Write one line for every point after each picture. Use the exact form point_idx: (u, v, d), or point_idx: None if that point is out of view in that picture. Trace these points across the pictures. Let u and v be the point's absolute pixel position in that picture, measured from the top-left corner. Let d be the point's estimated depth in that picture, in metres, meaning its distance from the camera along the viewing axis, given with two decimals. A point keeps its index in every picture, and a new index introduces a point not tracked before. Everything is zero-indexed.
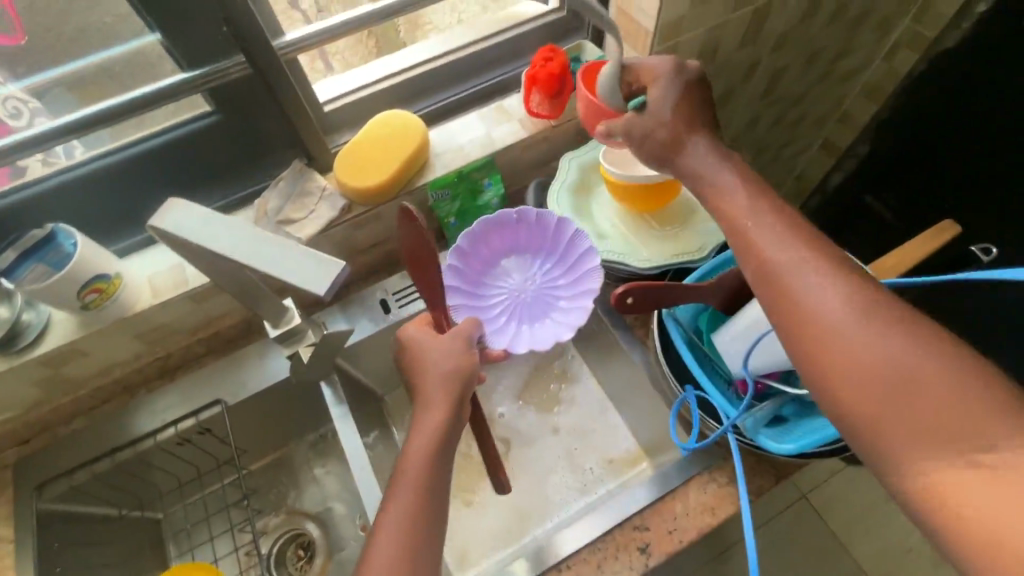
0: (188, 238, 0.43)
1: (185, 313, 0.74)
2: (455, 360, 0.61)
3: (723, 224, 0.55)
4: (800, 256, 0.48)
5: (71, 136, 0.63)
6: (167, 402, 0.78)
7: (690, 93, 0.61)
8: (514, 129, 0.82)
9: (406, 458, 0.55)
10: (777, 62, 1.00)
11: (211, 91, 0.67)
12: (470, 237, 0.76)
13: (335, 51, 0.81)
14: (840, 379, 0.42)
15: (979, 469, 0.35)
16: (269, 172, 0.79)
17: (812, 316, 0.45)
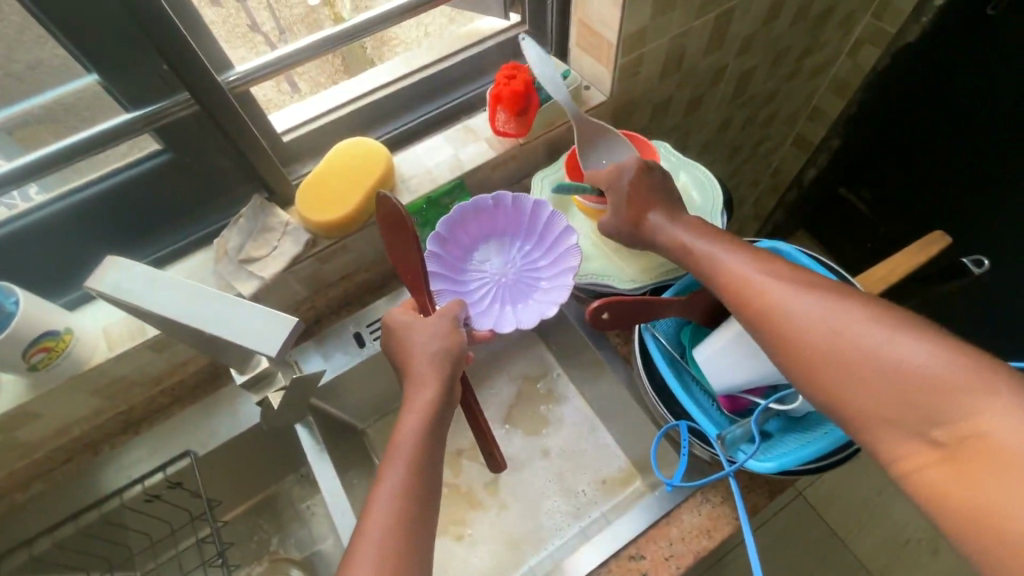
0: (125, 298, 0.42)
1: (146, 363, 0.70)
2: (442, 338, 0.60)
3: (693, 261, 0.58)
4: (769, 277, 0.51)
5: (6, 188, 0.58)
6: (134, 457, 0.74)
7: (637, 177, 0.64)
8: (482, 150, 0.80)
9: (397, 439, 0.53)
10: (744, 65, 1.00)
11: (159, 130, 0.64)
12: (448, 223, 0.71)
13: (300, 72, 0.77)
14: (821, 384, 0.44)
15: (936, 450, 0.38)
16: (229, 208, 0.75)
17: (784, 328, 0.47)
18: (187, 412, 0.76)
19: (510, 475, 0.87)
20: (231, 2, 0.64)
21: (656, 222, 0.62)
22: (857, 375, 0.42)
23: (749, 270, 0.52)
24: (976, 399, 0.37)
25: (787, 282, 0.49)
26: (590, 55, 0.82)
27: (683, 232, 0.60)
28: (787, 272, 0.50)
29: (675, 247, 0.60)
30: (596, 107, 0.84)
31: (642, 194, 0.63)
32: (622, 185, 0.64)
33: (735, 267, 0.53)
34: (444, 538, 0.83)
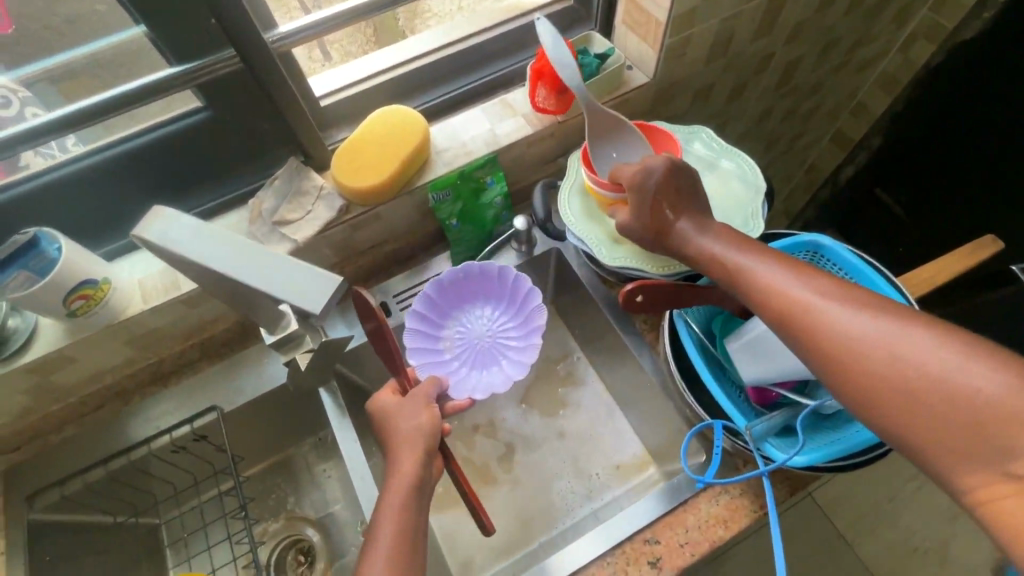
0: (178, 250, 0.42)
1: (178, 317, 0.71)
2: (421, 416, 0.61)
3: (727, 270, 0.56)
4: (812, 292, 0.49)
5: (57, 134, 0.59)
6: (161, 409, 0.75)
7: (666, 179, 0.60)
8: (519, 125, 0.79)
9: (381, 514, 0.54)
10: (791, 53, 0.97)
11: (200, 87, 0.64)
12: (424, 300, 0.76)
13: (334, 40, 0.78)
14: (879, 409, 0.43)
15: (1013, 481, 0.37)
16: (265, 169, 0.75)
17: (839, 349, 0.45)
18: (215, 368, 0.78)
19: (525, 453, 0.88)
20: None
21: (683, 232, 0.60)
22: (922, 403, 0.41)
23: (793, 285, 0.50)
24: None
25: (833, 299, 0.47)
26: (635, 33, 0.80)
27: (715, 241, 0.58)
28: (829, 287, 0.49)
29: (705, 256, 0.58)
30: (638, 88, 0.82)
31: (667, 202, 0.61)
32: (647, 193, 0.60)
33: (775, 280, 0.51)
34: (455, 511, 0.84)
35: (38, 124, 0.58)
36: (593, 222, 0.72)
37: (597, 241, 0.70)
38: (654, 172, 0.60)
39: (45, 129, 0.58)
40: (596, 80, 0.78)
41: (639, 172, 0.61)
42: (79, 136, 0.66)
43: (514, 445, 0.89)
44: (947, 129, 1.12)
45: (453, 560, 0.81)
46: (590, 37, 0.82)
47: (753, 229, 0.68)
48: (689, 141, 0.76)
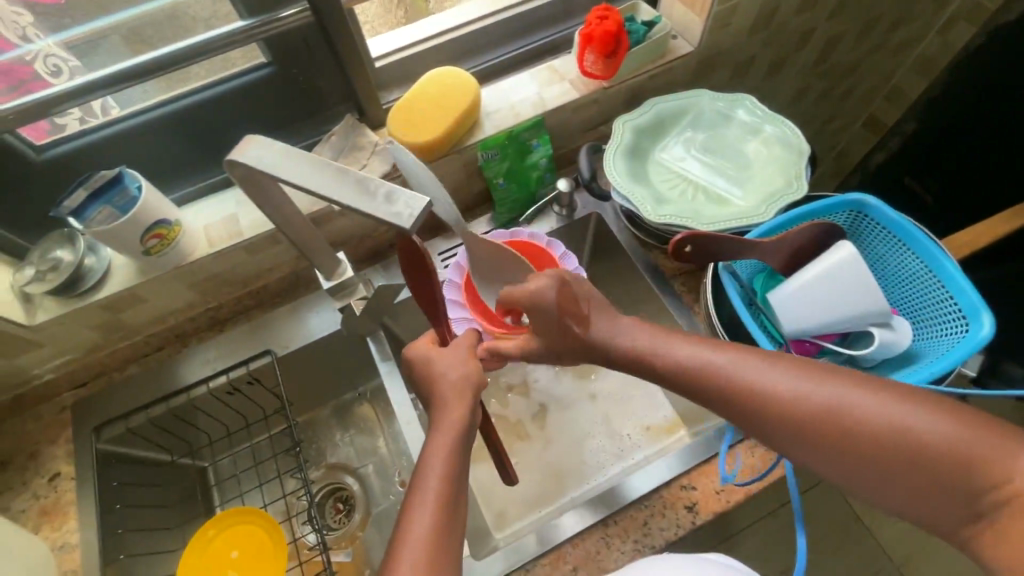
0: (283, 178, 0.45)
1: (239, 263, 0.74)
2: (466, 365, 0.60)
3: (659, 364, 0.54)
4: (748, 373, 0.49)
5: (116, 86, 0.61)
6: (217, 352, 0.79)
7: (567, 298, 0.56)
8: (566, 90, 0.81)
9: (427, 455, 0.53)
10: (833, 29, 0.98)
11: (266, 42, 0.67)
12: (457, 268, 0.76)
13: (365, 19, 0.80)
14: (855, 479, 0.45)
15: (977, 514, 0.41)
16: (321, 126, 0.78)
17: (796, 424, 0.46)
18: (270, 315, 0.81)
19: (558, 413, 0.91)
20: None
21: (601, 321, 0.57)
22: (891, 469, 0.43)
23: (735, 371, 0.50)
24: (1002, 461, 0.41)
25: (771, 377, 0.48)
26: (683, 2, 0.81)
27: (639, 329, 0.56)
28: (756, 362, 0.50)
29: (629, 350, 0.55)
30: (682, 58, 0.84)
31: (572, 311, 0.57)
32: (549, 314, 0.56)
33: (715, 371, 0.50)
34: (491, 464, 0.88)
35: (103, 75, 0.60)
36: (638, 183, 0.74)
37: (642, 201, 0.72)
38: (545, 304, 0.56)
39: (126, 74, 0.61)
40: (642, 48, 0.79)
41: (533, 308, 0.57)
42: (119, 102, 0.67)
43: (548, 406, 0.92)
44: (965, 130, 1.09)
45: (487, 509, 0.84)
46: (637, 6, 0.83)
47: (796, 192, 0.70)
48: (732, 109, 0.77)
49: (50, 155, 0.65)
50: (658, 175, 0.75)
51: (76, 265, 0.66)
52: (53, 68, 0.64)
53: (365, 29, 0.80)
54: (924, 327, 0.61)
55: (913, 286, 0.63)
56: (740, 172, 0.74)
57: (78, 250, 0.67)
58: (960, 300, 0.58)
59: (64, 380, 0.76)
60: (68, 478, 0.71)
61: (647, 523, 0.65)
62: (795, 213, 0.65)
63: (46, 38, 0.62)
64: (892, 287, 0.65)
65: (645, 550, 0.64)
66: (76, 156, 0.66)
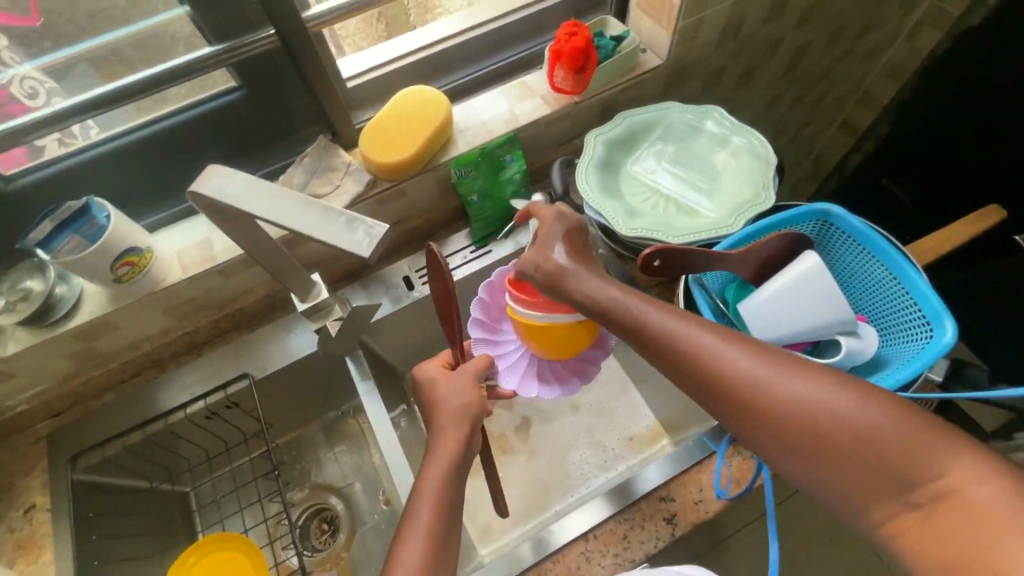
0: (246, 209, 0.45)
1: (213, 288, 0.74)
2: (467, 396, 0.61)
3: (619, 326, 0.53)
4: (705, 339, 0.48)
5: (90, 113, 0.62)
6: (194, 376, 0.79)
7: (573, 231, 0.62)
8: (537, 106, 0.82)
9: (423, 483, 0.53)
10: (800, 38, 0.99)
11: (235, 67, 0.67)
12: (488, 287, 0.76)
13: (346, 34, 0.79)
14: (786, 455, 0.43)
15: (914, 511, 0.39)
16: (294, 147, 0.78)
17: (743, 393, 0.45)
18: (250, 336, 0.81)
19: (541, 426, 0.92)
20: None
21: (577, 276, 0.56)
22: (826, 448, 0.41)
23: (690, 335, 0.49)
24: (945, 458, 0.38)
25: (727, 345, 0.47)
26: (650, 16, 0.82)
27: (610, 286, 0.55)
28: (714, 330, 0.49)
29: (597, 308, 0.55)
30: (652, 71, 0.85)
31: (573, 244, 0.60)
32: (554, 231, 0.61)
33: (672, 334, 0.49)
34: (474, 480, 0.88)
35: (74, 103, 0.61)
36: (610, 196, 0.75)
37: (615, 215, 0.73)
38: (557, 224, 0.61)
39: (105, 98, 0.62)
40: (611, 63, 0.80)
41: (546, 228, 0.61)
42: (99, 123, 0.68)
43: (531, 419, 0.92)
44: (943, 124, 1.04)
45: (472, 525, 0.84)
46: (606, 20, 0.84)
47: (763, 202, 0.71)
48: (702, 120, 0.79)
49: (28, 182, 0.65)
50: (630, 188, 0.76)
51: (47, 294, 0.66)
52: (30, 90, 0.64)
53: (348, 45, 0.81)
54: (892, 334, 0.62)
55: (880, 294, 0.64)
56: (710, 183, 0.75)
57: (49, 279, 0.67)
58: (923, 306, 0.59)
59: (39, 410, 0.75)
60: (42, 509, 0.70)
61: (627, 536, 0.65)
62: (762, 223, 0.66)
63: (26, 63, 0.63)
64: (860, 295, 0.66)
65: (626, 564, 0.64)
66: (45, 186, 0.66)
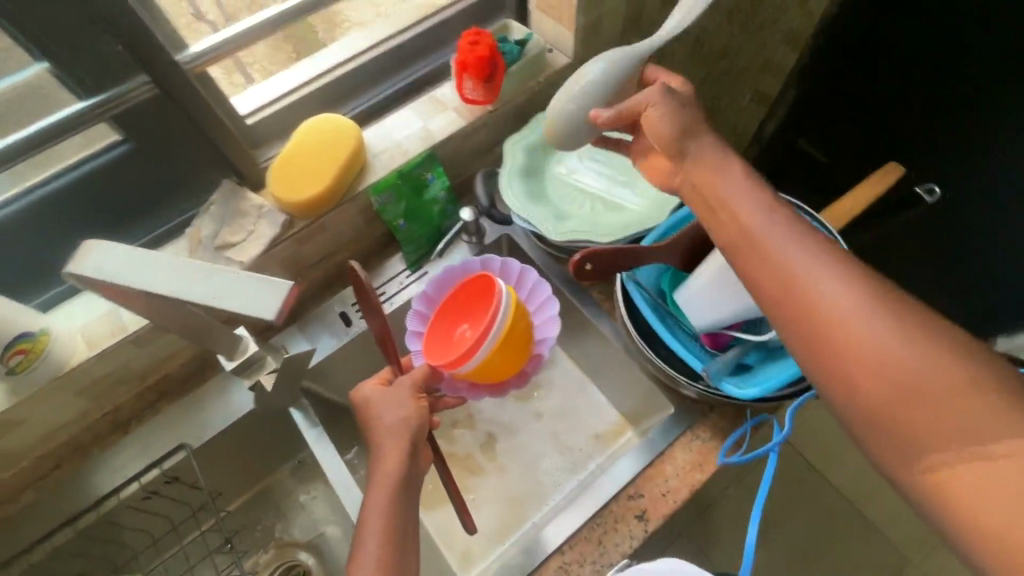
0: (133, 286, 0.41)
1: (129, 360, 0.68)
2: (407, 409, 0.58)
3: (718, 230, 0.51)
4: (807, 258, 0.46)
5: None
6: (124, 457, 0.72)
7: (677, 108, 0.54)
8: (451, 119, 0.80)
9: (366, 518, 0.52)
10: (700, 20, 1.02)
11: (117, 120, 0.61)
12: (423, 299, 0.75)
13: (252, 60, 0.75)
14: (849, 390, 0.42)
15: (956, 467, 0.38)
16: (198, 195, 0.73)
17: (826, 317, 0.44)
18: (178, 405, 0.75)
19: (506, 439, 0.90)
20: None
21: (697, 165, 0.53)
22: (896, 387, 0.40)
23: (788, 251, 0.47)
24: (1006, 427, 0.36)
25: (827, 271, 0.45)
26: (551, 16, 0.82)
27: (727, 181, 0.52)
28: (817, 253, 0.46)
29: (703, 208, 0.53)
30: (562, 69, 0.84)
31: (683, 123, 0.54)
32: (657, 115, 0.54)
33: (767, 248, 0.48)
34: (446, 508, 0.85)
35: None
36: (536, 203, 0.74)
37: (544, 221, 0.72)
38: (654, 104, 0.55)
39: None
40: (519, 67, 0.79)
41: (641, 110, 0.55)
42: None
43: (495, 434, 0.90)
44: None
45: (449, 553, 0.82)
46: (508, 25, 0.84)
47: None
48: None
49: None
50: (555, 191, 0.76)
51: None
52: None
53: (258, 71, 0.76)
54: None
55: None
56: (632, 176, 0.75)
57: None
58: None
59: None
60: None
61: (602, 542, 0.65)
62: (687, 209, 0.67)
63: None
64: None
65: (604, 569, 0.64)
66: None
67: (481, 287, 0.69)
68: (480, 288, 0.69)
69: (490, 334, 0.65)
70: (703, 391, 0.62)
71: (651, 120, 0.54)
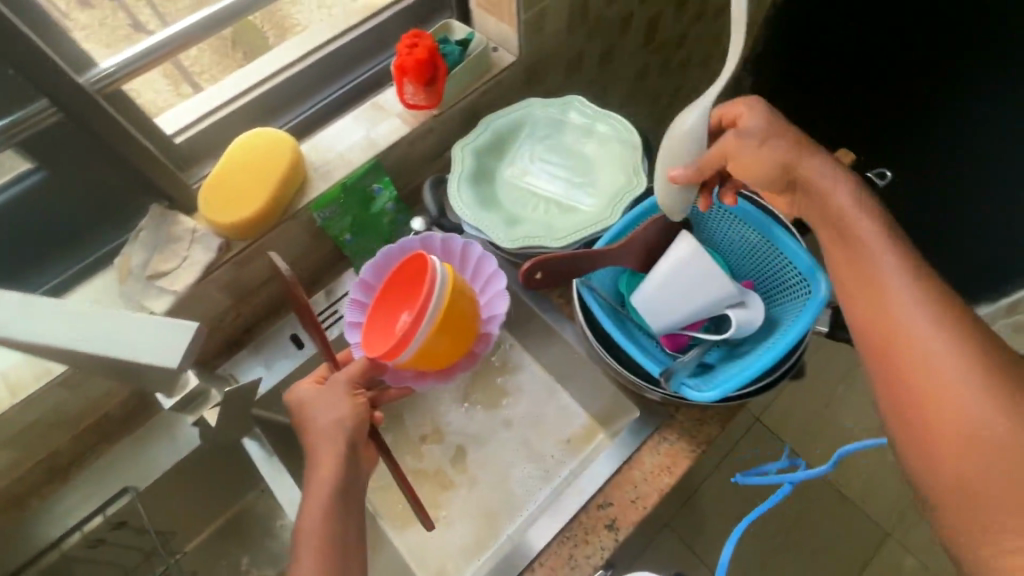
0: (27, 336, 0.40)
1: (60, 404, 0.64)
2: (342, 408, 0.56)
3: (841, 261, 0.53)
4: (922, 305, 0.45)
5: None
6: (65, 506, 0.68)
7: (770, 138, 0.57)
8: (395, 126, 0.77)
9: (302, 530, 0.50)
10: (649, 11, 1.00)
11: (24, 148, 0.57)
12: (361, 286, 0.69)
13: (201, 70, 0.74)
14: (931, 454, 0.42)
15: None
16: (125, 223, 0.69)
17: (926, 364, 0.43)
18: (122, 446, 0.71)
19: (477, 451, 0.87)
20: (104, 2, 0.60)
21: (819, 189, 0.55)
22: (991, 465, 0.39)
23: (903, 292, 0.47)
24: None
25: (939, 321, 0.44)
26: (492, 13, 0.79)
27: (856, 216, 0.52)
28: (931, 302, 0.45)
29: (832, 239, 0.54)
30: (508, 69, 0.82)
31: (788, 155, 0.56)
32: (756, 151, 0.57)
33: (883, 286, 0.48)
34: (418, 527, 0.82)
35: None
36: (487, 209, 0.72)
37: (495, 229, 0.70)
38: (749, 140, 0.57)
39: None
40: (462, 68, 0.77)
41: (740, 145, 0.58)
42: None
43: (465, 447, 0.87)
44: None
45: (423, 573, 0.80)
46: (449, 25, 0.80)
47: (636, 187, 0.70)
48: (564, 112, 0.77)
49: None
50: (506, 195, 0.74)
51: None
52: None
53: (203, 79, 0.74)
54: (775, 294, 0.66)
55: (759, 257, 0.67)
56: (584, 176, 0.73)
57: None
58: (797, 262, 0.62)
59: None
60: None
61: (573, 555, 0.63)
62: (638, 209, 0.68)
63: None
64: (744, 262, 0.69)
65: None
66: None
67: (413, 265, 0.62)
68: (413, 266, 0.62)
69: (426, 315, 0.59)
70: (661, 397, 0.60)
71: (738, 169, 0.58)
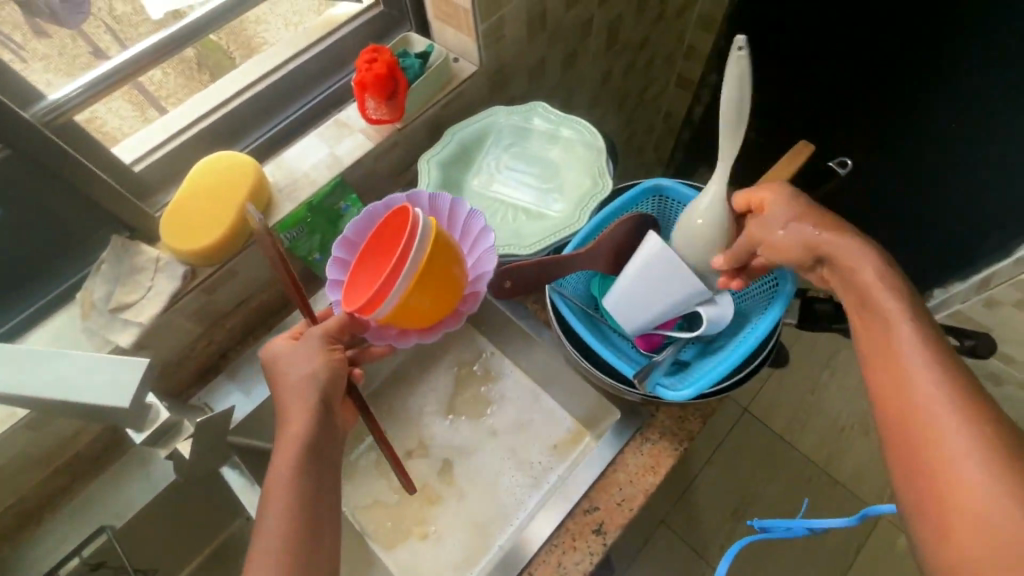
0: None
1: (26, 446, 0.62)
2: (316, 361, 0.55)
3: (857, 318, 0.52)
4: (924, 359, 0.45)
5: None
6: (38, 550, 0.66)
7: (802, 218, 0.56)
8: (359, 142, 0.76)
9: (271, 482, 0.49)
10: (608, 14, 1.01)
11: None
12: (344, 243, 0.67)
13: (166, 94, 0.72)
14: (919, 509, 0.41)
15: None
16: (86, 257, 0.67)
17: (915, 417, 0.43)
18: (95, 485, 0.69)
19: (463, 462, 0.86)
20: (61, 31, 0.58)
21: (844, 255, 0.53)
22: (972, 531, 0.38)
23: (904, 344, 0.46)
24: None
25: (936, 375, 0.44)
26: (450, 25, 0.79)
27: (867, 272, 0.51)
28: (934, 359, 0.45)
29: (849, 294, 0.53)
30: (469, 79, 0.82)
31: (821, 233, 0.55)
32: (783, 235, 0.57)
33: (888, 340, 0.48)
34: (408, 544, 0.81)
35: None
36: None
37: None
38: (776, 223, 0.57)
39: None
40: (422, 81, 0.76)
41: (765, 226, 0.58)
42: None
43: (452, 459, 0.87)
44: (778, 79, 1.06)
45: None
46: (408, 38, 0.80)
47: (602, 190, 0.70)
48: (528, 119, 0.77)
49: None
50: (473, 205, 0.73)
51: None
52: None
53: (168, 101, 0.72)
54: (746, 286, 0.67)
55: None
56: (550, 181, 0.73)
57: None
58: None
59: None
60: None
61: (562, 563, 0.63)
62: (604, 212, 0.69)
63: None
64: None
65: None
66: None
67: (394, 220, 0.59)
68: (394, 223, 0.59)
69: (405, 265, 0.56)
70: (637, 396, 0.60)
71: (769, 255, 0.58)
